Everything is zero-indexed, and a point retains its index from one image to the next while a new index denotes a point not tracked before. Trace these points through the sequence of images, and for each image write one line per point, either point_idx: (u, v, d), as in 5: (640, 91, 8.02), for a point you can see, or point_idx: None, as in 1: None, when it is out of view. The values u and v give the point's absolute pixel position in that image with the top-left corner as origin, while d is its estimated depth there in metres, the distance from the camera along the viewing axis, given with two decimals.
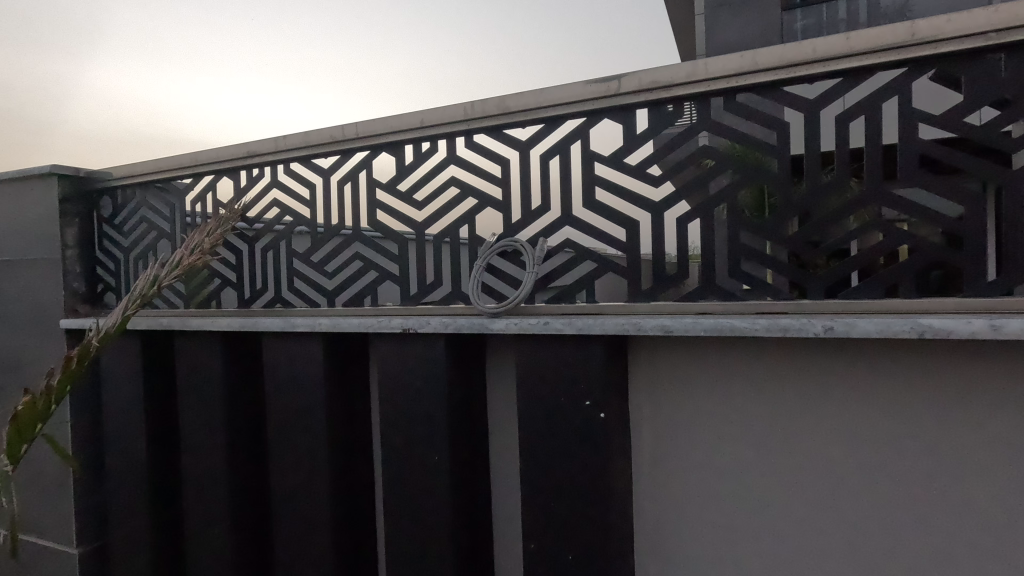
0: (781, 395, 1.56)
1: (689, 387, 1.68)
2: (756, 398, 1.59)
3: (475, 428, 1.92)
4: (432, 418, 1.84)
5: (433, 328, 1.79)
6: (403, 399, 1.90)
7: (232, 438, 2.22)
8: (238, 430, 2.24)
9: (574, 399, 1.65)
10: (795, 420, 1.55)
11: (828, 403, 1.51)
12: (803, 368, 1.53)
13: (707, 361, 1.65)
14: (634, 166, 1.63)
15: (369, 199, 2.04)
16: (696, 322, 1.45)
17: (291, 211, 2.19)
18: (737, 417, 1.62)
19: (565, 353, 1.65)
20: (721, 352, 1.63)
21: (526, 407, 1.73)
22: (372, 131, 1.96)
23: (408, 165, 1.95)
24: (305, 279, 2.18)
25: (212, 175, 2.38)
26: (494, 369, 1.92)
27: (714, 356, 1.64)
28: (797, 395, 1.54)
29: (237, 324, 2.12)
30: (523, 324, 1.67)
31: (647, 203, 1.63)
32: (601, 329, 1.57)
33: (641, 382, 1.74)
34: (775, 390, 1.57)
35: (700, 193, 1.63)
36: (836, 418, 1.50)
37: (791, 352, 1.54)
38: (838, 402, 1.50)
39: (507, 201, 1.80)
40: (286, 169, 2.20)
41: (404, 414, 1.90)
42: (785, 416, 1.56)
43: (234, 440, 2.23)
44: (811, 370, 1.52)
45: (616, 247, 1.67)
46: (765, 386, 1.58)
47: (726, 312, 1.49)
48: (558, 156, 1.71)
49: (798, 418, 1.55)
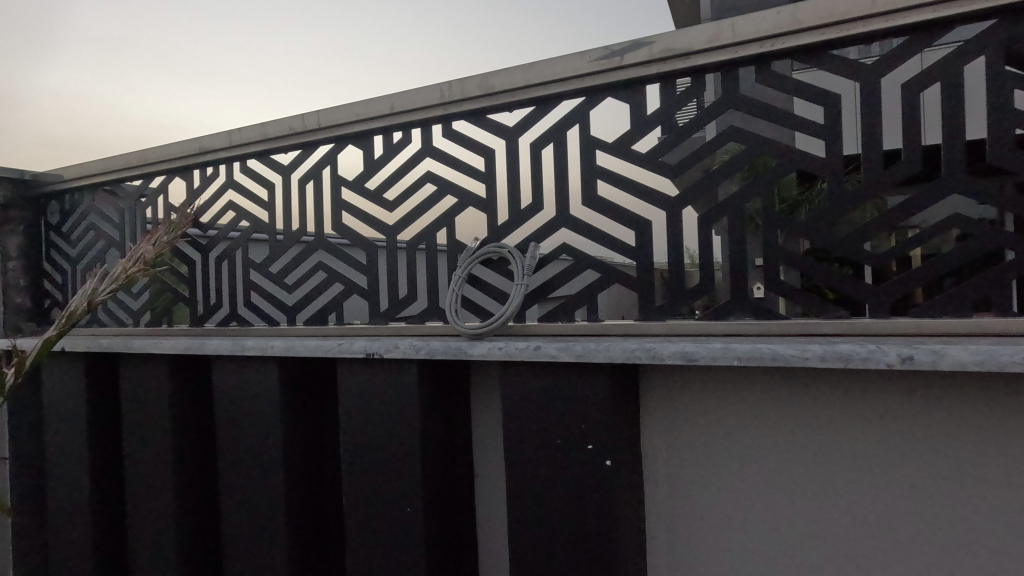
0: (825, 443, 1.24)
1: (713, 424, 1.36)
2: (792, 444, 1.27)
3: (454, 469, 1.62)
4: (400, 460, 1.53)
5: (401, 352, 1.45)
6: (368, 435, 1.60)
7: (181, 475, 1.92)
8: (188, 466, 1.94)
9: (572, 441, 1.34)
10: (842, 474, 1.22)
11: (882, 454, 1.19)
12: (851, 407, 1.21)
13: (729, 395, 1.33)
14: (643, 155, 1.33)
15: (334, 199, 1.75)
16: (727, 348, 1.09)
17: (248, 216, 1.91)
18: (770, 468, 1.30)
19: (561, 384, 1.33)
20: (745, 384, 1.31)
21: (514, 449, 1.43)
22: (336, 120, 1.67)
23: (377, 159, 1.66)
24: (263, 292, 1.89)
25: (162, 176, 2.10)
26: (478, 399, 1.61)
27: (744, 386, 1.31)
28: (845, 443, 1.22)
29: (181, 347, 1.82)
30: (507, 349, 1.32)
31: (661, 199, 1.33)
32: (605, 357, 1.21)
33: (655, 415, 1.43)
34: (817, 434, 1.24)
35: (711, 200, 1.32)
36: (891, 473, 1.18)
37: (837, 385, 1.21)
38: (895, 453, 1.18)
39: (491, 199, 1.50)
40: (241, 167, 1.92)
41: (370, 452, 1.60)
42: (830, 466, 1.23)
43: (183, 477, 1.93)
44: (862, 411, 1.19)
45: (623, 253, 1.36)
46: (803, 429, 1.26)
47: (761, 334, 1.19)
48: (553, 143, 1.42)
49: (846, 471, 1.22)
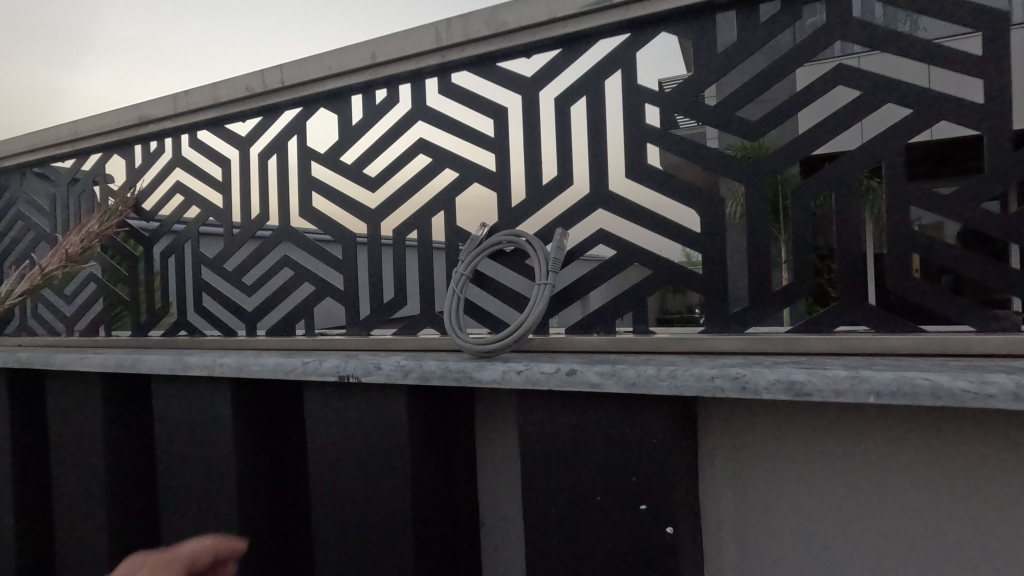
0: (941, 508, 0.90)
1: (807, 475, 0.99)
2: (883, 502, 0.94)
3: (454, 528, 1.21)
4: (382, 519, 1.14)
5: (384, 376, 1.07)
6: (339, 483, 1.20)
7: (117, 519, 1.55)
8: (126, 510, 1.57)
9: (618, 501, 0.96)
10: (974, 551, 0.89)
11: None
12: (963, 453, 0.88)
13: (800, 436, 0.99)
14: (712, 108, 0.98)
15: (302, 177, 1.39)
16: (863, 377, 0.74)
17: (198, 200, 1.55)
18: (861, 537, 0.96)
19: (602, 422, 0.96)
20: (813, 417, 0.98)
21: (535, 510, 1.03)
22: (303, 75, 1.32)
23: (356, 125, 1.31)
24: (217, 294, 1.53)
25: (99, 154, 1.73)
26: (484, 435, 1.23)
27: (855, 424, 0.95)
28: (970, 509, 0.88)
29: (111, 364, 1.44)
30: (529, 373, 0.95)
31: (738, 169, 0.98)
32: (670, 388, 0.85)
33: (722, 458, 1.07)
34: (925, 491, 0.91)
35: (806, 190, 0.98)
36: None
37: (942, 422, 0.89)
38: None
39: (504, 173, 1.15)
40: (190, 141, 1.55)
41: (341, 505, 1.20)
42: (949, 539, 0.90)
43: (119, 525, 1.56)
44: (977, 460, 0.87)
45: (683, 242, 1.01)
46: (891, 480, 0.93)
47: (886, 350, 0.86)
48: (586, 97, 1.07)
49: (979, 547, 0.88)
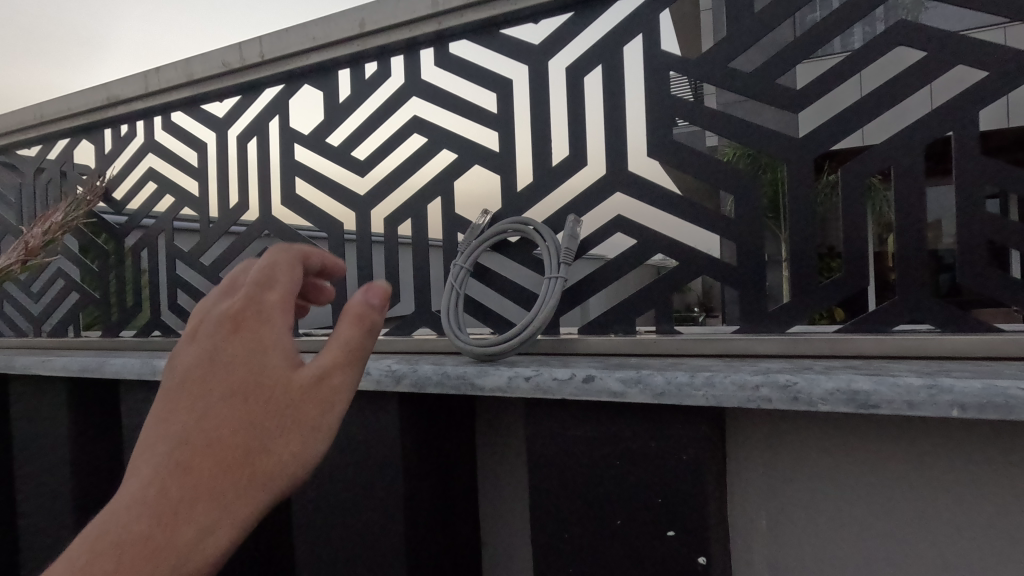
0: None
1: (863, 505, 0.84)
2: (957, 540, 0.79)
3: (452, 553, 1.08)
4: (369, 548, 1.00)
5: (372, 382, 0.94)
6: (322, 505, 1.06)
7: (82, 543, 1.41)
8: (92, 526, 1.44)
9: (641, 528, 0.82)
10: None
11: None
12: None
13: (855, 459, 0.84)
14: (748, 76, 0.86)
15: (284, 162, 1.26)
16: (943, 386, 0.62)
17: (172, 189, 1.41)
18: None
19: (623, 437, 0.83)
20: (865, 429, 0.83)
21: (544, 538, 0.90)
22: (284, 48, 1.18)
23: (344, 103, 1.18)
24: (192, 291, 1.40)
25: (67, 139, 1.59)
26: (486, 447, 1.10)
27: (922, 446, 0.81)
28: None
29: (75, 367, 1.31)
30: (538, 380, 0.82)
31: (777, 145, 0.86)
32: (707, 399, 0.72)
33: (759, 484, 0.91)
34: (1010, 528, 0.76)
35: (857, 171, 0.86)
36: None
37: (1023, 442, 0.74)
38: None
39: (508, 154, 1.02)
40: (165, 123, 1.42)
41: (323, 531, 1.06)
42: None
43: None
44: None
45: (714, 229, 0.89)
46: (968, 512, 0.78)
47: (955, 353, 0.74)
48: (602, 67, 0.95)
49: None
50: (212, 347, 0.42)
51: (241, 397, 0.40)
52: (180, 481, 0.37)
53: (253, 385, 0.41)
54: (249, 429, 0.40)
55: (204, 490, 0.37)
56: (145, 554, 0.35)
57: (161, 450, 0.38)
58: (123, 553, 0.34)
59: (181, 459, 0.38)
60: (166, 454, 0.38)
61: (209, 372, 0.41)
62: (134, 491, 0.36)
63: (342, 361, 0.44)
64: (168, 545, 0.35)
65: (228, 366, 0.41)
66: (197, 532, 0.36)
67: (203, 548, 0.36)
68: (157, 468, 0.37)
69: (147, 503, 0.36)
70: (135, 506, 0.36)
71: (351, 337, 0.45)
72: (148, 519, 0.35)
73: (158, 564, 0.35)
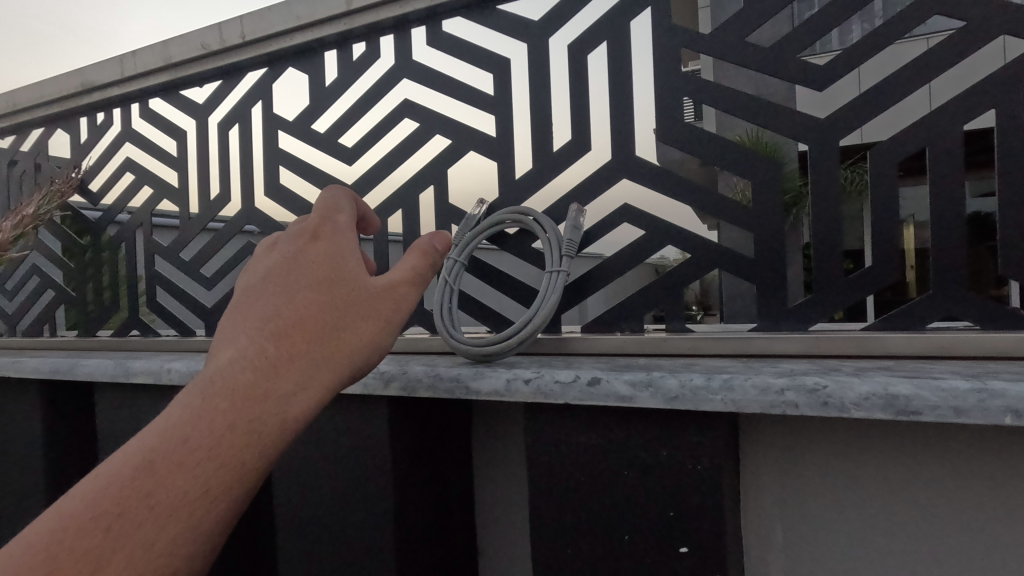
0: None
1: (917, 534, 0.72)
2: None
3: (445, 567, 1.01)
4: (356, 564, 0.93)
5: (359, 386, 0.87)
6: (306, 517, 0.98)
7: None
8: None
9: (652, 545, 0.75)
10: None
11: None
12: None
13: (907, 481, 0.72)
14: (767, 52, 0.80)
15: (268, 150, 1.18)
16: (993, 391, 0.55)
17: (150, 180, 1.33)
18: None
19: (630, 444, 0.76)
20: (904, 439, 0.72)
21: (545, 555, 0.83)
22: (266, 27, 1.10)
23: (330, 87, 1.10)
24: (172, 288, 1.32)
25: (42, 128, 1.51)
26: (483, 453, 1.03)
27: (988, 466, 0.68)
28: None
29: (46, 369, 1.23)
30: (539, 383, 0.75)
31: (798, 126, 0.80)
32: (726, 404, 0.65)
33: (790, 507, 0.79)
34: None
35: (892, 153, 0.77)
36: None
37: None
38: None
39: (507, 139, 0.95)
40: (143, 111, 1.35)
41: (307, 545, 0.98)
42: None
43: None
44: None
45: (729, 219, 0.83)
46: None
47: (998, 352, 0.68)
48: (608, 45, 0.89)
49: None
50: (296, 235, 0.42)
51: (330, 277, 0.41)
52: (278, 346, 0.36)
53: (339, 270, 0.41)
54: (339, 306, 0.40)
55: (301, 359, 0.36)
56: (251, 408, 0.33)
57: (254, 319, 0.37)
58: (228, 408, 0.32)
59: (280, 324, 0.37)
60: (261, 321, 0.36)
61: (297, 255, 0.41)
62: (234, 354, 0.35)
63: (410, 275, 0.48)
64: (271, 402, 0.34)
65: (316, 251, 0.41)
66: (297, 394, 0.35)
67: (303, 414, 0.35)
68: (253, 335, 0.36)
69: (248, 363, 0.34)
70: (236, 365, 0.34)
71: (412, 262, 0.49)
72: (250, 377, 0.34)
73: (264, 418, 0.33)
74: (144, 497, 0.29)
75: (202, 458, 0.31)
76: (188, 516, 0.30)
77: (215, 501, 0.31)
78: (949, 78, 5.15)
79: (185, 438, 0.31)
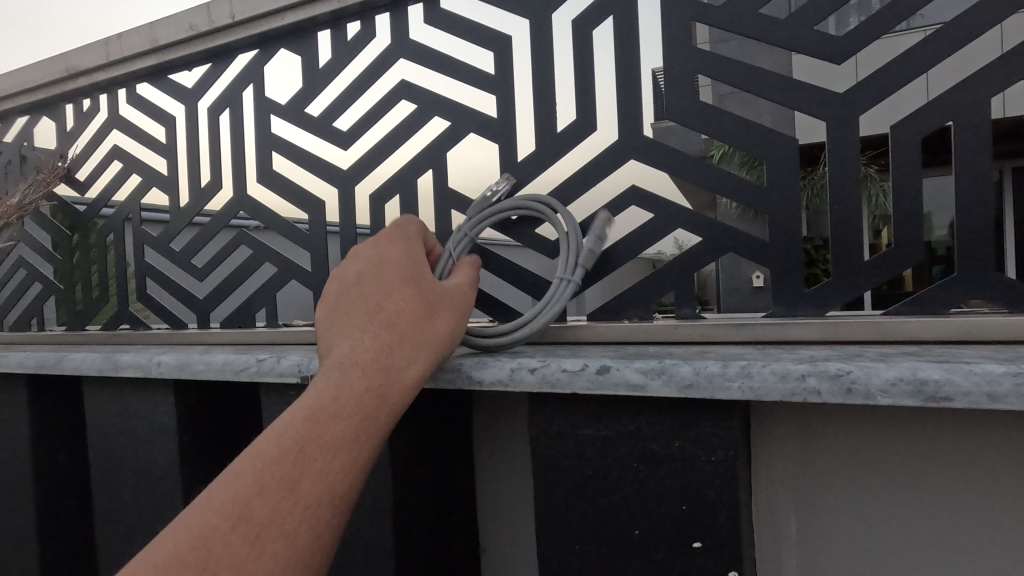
0: None
1: (940, 526, 0.69)
2: None
3: (446, 564, 0.98)
4: (355, 561, 0.89)
5: None
6: None
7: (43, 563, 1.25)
8: (51, 546, 1.27)
9: (665, 540, 0.72)
10: None
11: None
12: None
13: (929, 469, 0.69)
14: (782, 25, 0.76)
15: (260, 135, 1.14)
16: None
17: (138, 168, 1.29)
18: None
19: (641, 434, 0.73)
20: (928, 429, 0.68)
21: (552, 552, 0.79)
22: (255, 7, 1.06)
23: (324, 68, 1.06)
24: (162, 279, 1.27)
25: (27, 115, 1.46)
26: (485, 446, 1.00)
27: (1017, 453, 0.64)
28: None
29: (32, 364, 1.19)
30: (546, 372, 0.72)
31: (815, 102, 0.76)
32: (744, 392, 0.62)
33: (807, 499, 0.75)
34: None
35: (916, 130, 0.73)
36: None
37: None
38: None
39: (510, 119, 0.91)
40: (131, 96, 1.30)
41: None
42: None
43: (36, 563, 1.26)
44: None
45: (743, 200, 0.79)
46: None
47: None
48: (614, 20, 0.85)
49: None
50: (381, 263, 0.63)
51: (407, 292, 0.61)
52: (389, 333, 0.57)
53: (419, 281, 0.63)
54: (422, 309, 0.60)
55: (405, 340, 0.58)
56: (373, 375, 0.53)
57: (373, 316, 0.58)
58: (361, 377, 0.53)
59: (383, 324, 0.57)
60: (376, 318, 0.58)
61: (387, 272, 0.62)
62: (356, 344, 0.56)
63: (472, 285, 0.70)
64: (389, 370, 0.55)
65: (398, 273, 0.62)
66: (401, 368, 0.56)
67: (409, 376, 0.56)
68: (371, 328, 0.57)
69: (369, 348, 0.55)
70: (361, 352, 0.55)
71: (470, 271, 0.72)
72: (371, 358, 0.55)
73: (388, 379, 0.54)
74: (326, 426, 0.49)
75: (353, 405, 0.51)
76: (352, 440, 0.49)
77: (361, 437, 0.50)
78: (945, 68, 5.15)
79: (337, 399, 0.50)
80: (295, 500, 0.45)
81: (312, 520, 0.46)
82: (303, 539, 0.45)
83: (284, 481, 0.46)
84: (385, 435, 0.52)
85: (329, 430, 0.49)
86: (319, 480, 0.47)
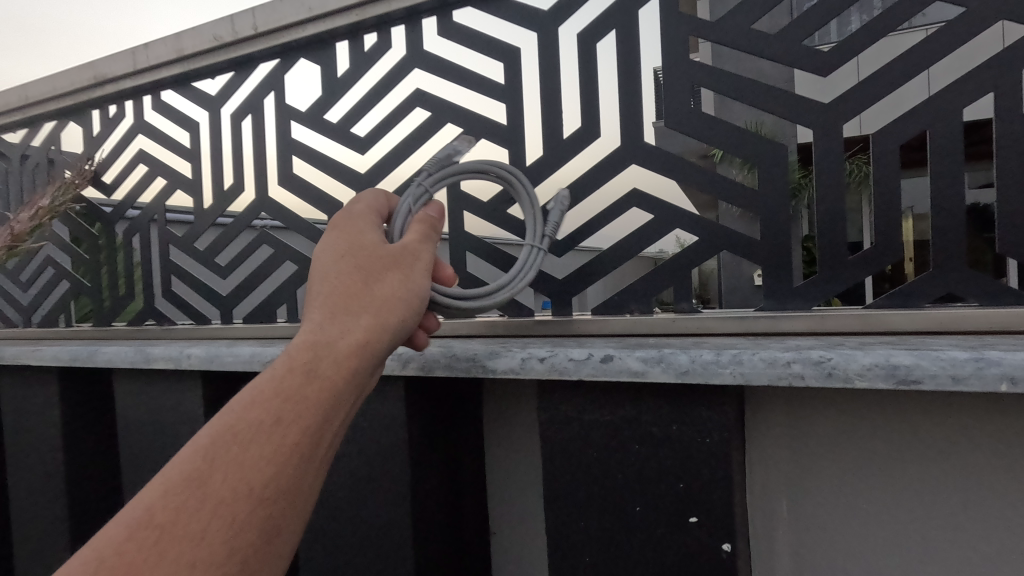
0: None
1: (915, 500, 0.75)
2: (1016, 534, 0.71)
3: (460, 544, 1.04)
4: (375, 539, 0.96)
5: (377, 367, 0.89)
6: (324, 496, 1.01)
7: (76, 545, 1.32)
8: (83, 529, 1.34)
9: (663, 516, 0.79)
10: None
11: None
12: None
13: (905, 448, 0.75)
14: (773, 39, 0.82)
15: (281, 140, 1.20)
16: (988, 359, 0.58)
17: (163, 170, 1.35)
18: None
19: (641, 418, 0.79)
20: (904, 412, 0.75)
21: (559, 530, 0.86)
22: (276, 19, 1.12)
23: (342, 77, 1.12)
24: (186, 276, 1.34)
25: (55, 120, 1.53)
26: (495, 433, 1.06)
27: (983, 433, 0.71)
28: None
29: (66, 357, 1.25)
30: (554, 361, 0.78)
31: (804, 111, 0.82)
32: (735, 377, 0.68)
33: (794, 479, 0.82)
34: None
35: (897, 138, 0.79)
36: None
37: None
38: None
39: (519, 127, 0.97)
40: (155, 103, 1.36)
41: (325, 524, 1.01)
42: None
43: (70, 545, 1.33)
44: None
45: (737, 201, 0.86)
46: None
47: (991, 325, 0.71)
48: (616, 34, 0.91)
49: None
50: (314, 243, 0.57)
51: (343, 261, 0.54)
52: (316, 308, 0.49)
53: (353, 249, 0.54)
54: (356, 276, 0.52)
55: (335, 311, 0.49)
56: (299, 352, 0.46)
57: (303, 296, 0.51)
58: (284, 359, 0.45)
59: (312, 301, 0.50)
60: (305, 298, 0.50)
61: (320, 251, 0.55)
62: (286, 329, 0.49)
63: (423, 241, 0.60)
64: (315, 344, 0.46)
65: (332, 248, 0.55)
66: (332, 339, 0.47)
67: (340, 346, 0.47)
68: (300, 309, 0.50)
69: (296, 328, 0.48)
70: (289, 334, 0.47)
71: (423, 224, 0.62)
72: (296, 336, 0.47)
73: (314, 354, 0.46)
74: (245, 414, 0.41)
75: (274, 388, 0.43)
76: (273, 422, 0.41)
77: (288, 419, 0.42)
78: (945, 67, 5.20)
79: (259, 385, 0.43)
80: (205, 501, 0.37)
81: (230, 522, 0.37)
82: (225, 546, 0.37)
83: (195, 482, 0.38)
84: (319, 414, 0.44)
85: (248, 417, 0.41)
86: (238, 473, 0.39)
